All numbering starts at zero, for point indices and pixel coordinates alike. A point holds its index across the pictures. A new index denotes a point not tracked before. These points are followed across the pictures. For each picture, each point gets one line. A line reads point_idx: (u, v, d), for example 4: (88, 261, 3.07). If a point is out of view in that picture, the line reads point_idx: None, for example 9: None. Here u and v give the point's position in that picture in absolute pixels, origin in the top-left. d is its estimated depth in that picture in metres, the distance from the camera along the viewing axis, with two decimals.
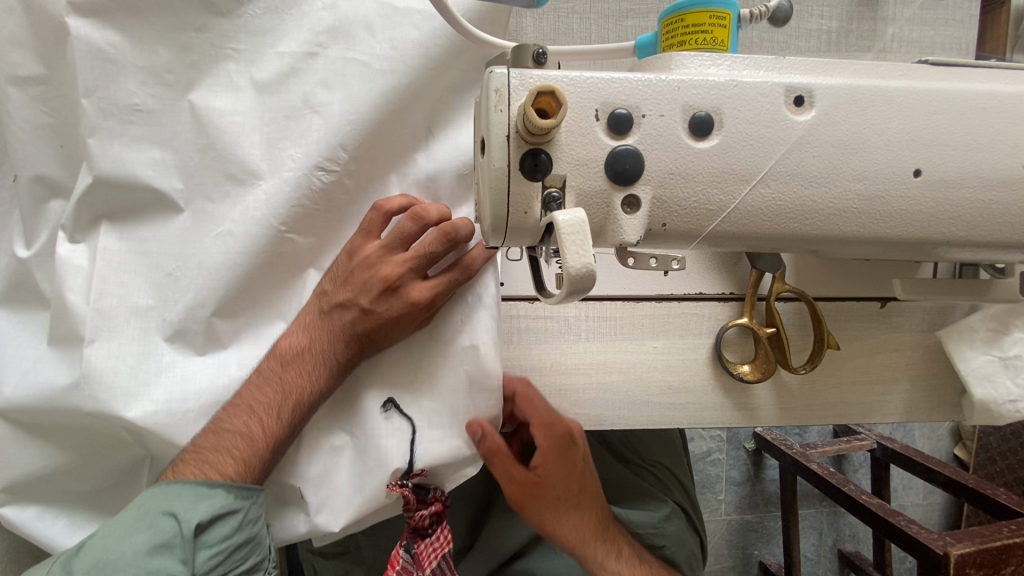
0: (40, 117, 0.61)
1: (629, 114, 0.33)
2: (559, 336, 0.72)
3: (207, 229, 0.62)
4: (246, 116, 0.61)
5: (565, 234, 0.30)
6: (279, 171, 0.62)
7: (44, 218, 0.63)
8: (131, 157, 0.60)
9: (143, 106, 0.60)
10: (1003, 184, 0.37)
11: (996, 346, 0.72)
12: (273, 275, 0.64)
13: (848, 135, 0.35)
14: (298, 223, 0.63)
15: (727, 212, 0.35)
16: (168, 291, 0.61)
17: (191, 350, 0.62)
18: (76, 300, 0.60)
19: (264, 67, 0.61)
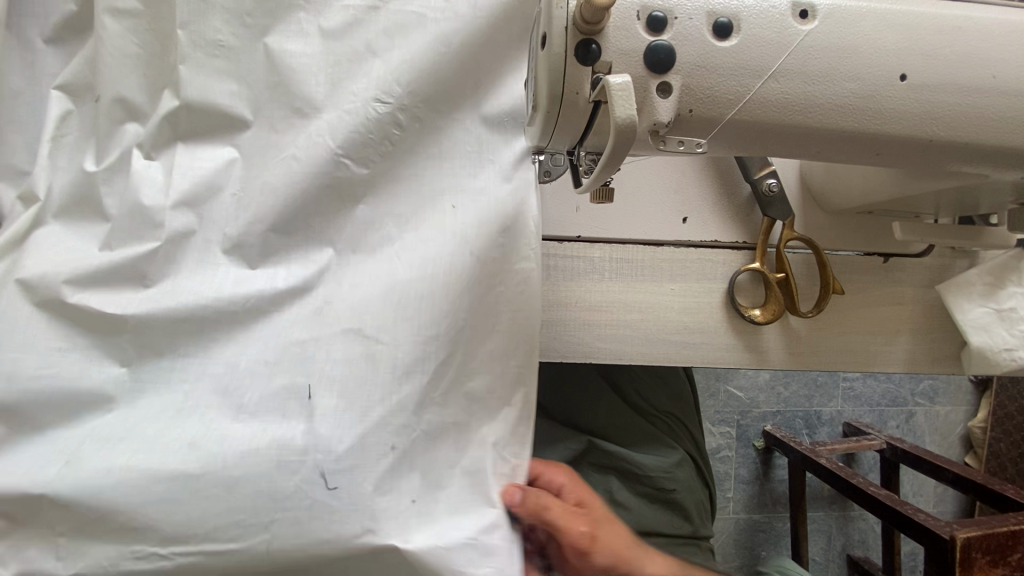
0: (128, 47, 0.65)
1: (664, 16, 0.41)
2: (584, 275, 0.78)
3: (270, 156, 0.65)
4: (313, 58, 0.66)
5: (616, 93, 0.37)
6: (340, 104, 0.65)
7: (119, 138, 0.65)
8: (213, 87, 0.64)
9: (226, 42, 0.65)
10: (977, 91, 0.44)
11: (992, 298, 0.78)
12: (326, 202, 0.65)
13: (844, 42, 0.42)
14: (354, 151, 0.65)
15: (744, 102, 0.43)
16: (230, 208, 0.63)
17: (245, 263, 0.63)
18: (157, 209, 0.62)
19: (331, 17, 0.67)
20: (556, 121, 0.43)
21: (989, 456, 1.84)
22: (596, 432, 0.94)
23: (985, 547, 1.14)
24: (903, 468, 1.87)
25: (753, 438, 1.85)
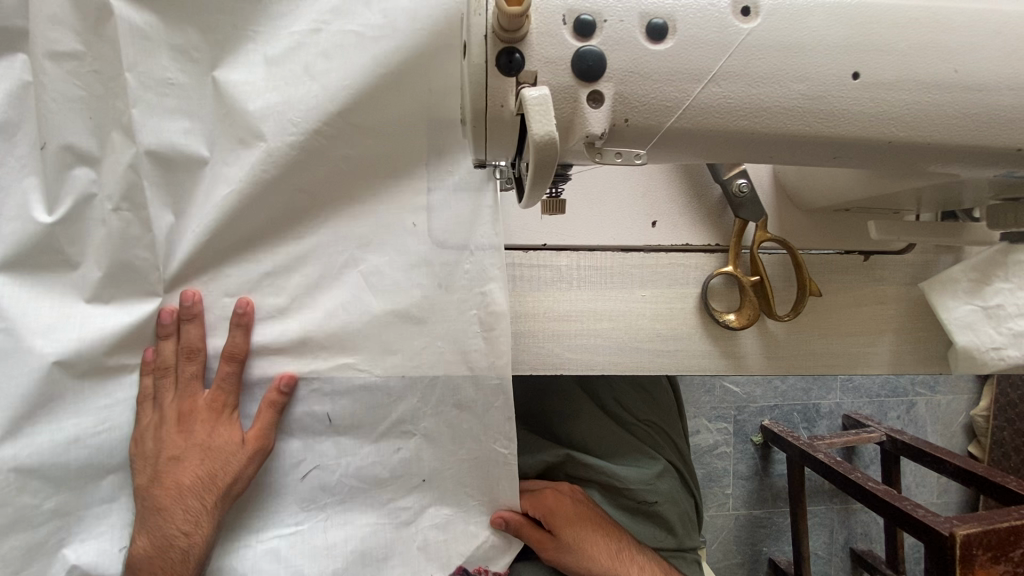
0: (71, 90, 0.65)
1: (592, 20, 0.38)
2: (551, 284, 0.76)
3: (222, 187, 0.70)
4: (256, 84, 0.70)
5: (532, 108, 0.34)
6: (282, 134, 0.70)
7: (69, 183, 0.66)
8: (167, 127, 0.69)
9: (175, 80, 0.68)
10: (938, 87, 0.41)
11: (978, 296, 0.74)
12: (287, 229, 0.73)
13: (790, 41, 0.39)
14: (305, 182, 0.72)
15: (683, 109, 0.40)
16: (208, 252, 0.71)
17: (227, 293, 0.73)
18: (144, 262, 0.70)
19: (275, 44, 0.69)
20: (484, 137, 0.41)
21: (993, 445, 1.80)
22: (574, 443, 0.91)
23: (986, 544, 1.10)
24: (904, 461, 1.83)
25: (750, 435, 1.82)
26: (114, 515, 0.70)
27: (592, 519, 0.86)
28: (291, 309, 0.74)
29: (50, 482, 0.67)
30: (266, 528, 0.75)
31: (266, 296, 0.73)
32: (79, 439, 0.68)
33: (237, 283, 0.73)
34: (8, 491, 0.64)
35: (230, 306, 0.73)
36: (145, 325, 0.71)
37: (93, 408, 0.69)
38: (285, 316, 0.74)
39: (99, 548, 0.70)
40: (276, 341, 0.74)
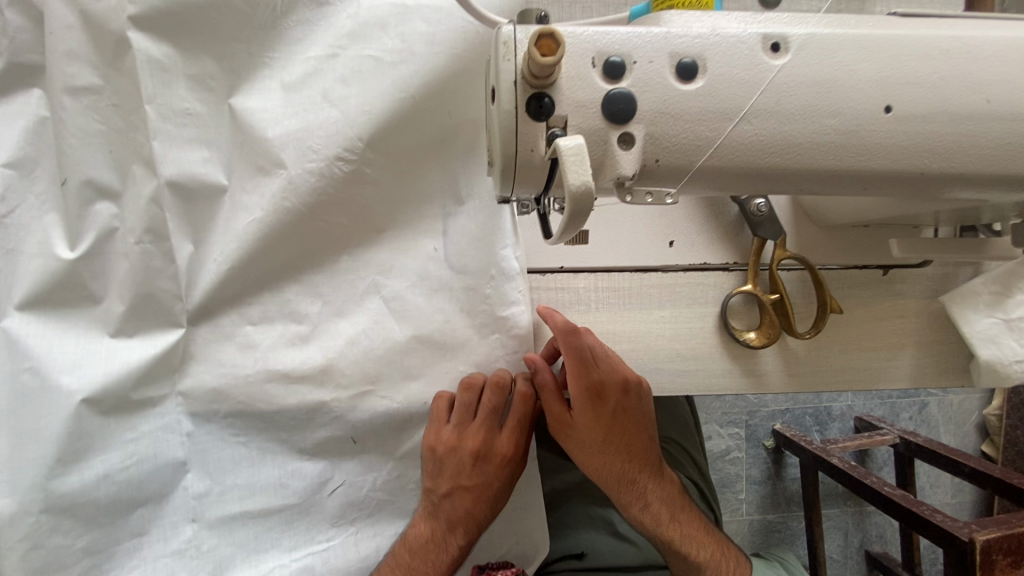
0: (91, 124, 0.65)
1: (622, 61, 0.38)
2: (570, 306, 0.76)
3: (241, 216, 0.70)
4: (274, 112, 0.69)
5: (567, 158, 0.34)
6: (302, 161, 0.69)
7: (91, 219, 0.66)
8: (183, 158, 0.67)
9: (193, 110, 0.67)
10: (971, 118, 0.40)
11: (999, 309, 0.73)
12: (307, 255, 0.73)
13: (823, 75, 0.39)
14: (323, 209, 0.71)
15: (713, 148, 0.39)
16: (228, 281, 0.70)
17: (249, 320, 0.72)
18: (167, 293, 0.69)
19: (291, 70, 0.69)
20: (513, 182, 0.40)
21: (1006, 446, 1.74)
22: None
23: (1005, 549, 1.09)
24: (918, 463, 1.82)
25: (762, 438, 1.81)
26: (145, 549, 0.70)
27: (624, 437, 0.75)
28: (312, 335, 0.73)
29: (80, 519, 0.67)
30: (297, 546, 0.75)
31: (289, 323, 0.73)
32: (108, 473, 0.67)
33: (260, 311, 0.72)
34: (40, 531, 0.64)
35: (252, 334, 0.72)
36: (168, 356, 0.69)
37: (119, 442, 0.68)
38: (306, 344, 0.73)
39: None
40: (298, 369, 0.72)
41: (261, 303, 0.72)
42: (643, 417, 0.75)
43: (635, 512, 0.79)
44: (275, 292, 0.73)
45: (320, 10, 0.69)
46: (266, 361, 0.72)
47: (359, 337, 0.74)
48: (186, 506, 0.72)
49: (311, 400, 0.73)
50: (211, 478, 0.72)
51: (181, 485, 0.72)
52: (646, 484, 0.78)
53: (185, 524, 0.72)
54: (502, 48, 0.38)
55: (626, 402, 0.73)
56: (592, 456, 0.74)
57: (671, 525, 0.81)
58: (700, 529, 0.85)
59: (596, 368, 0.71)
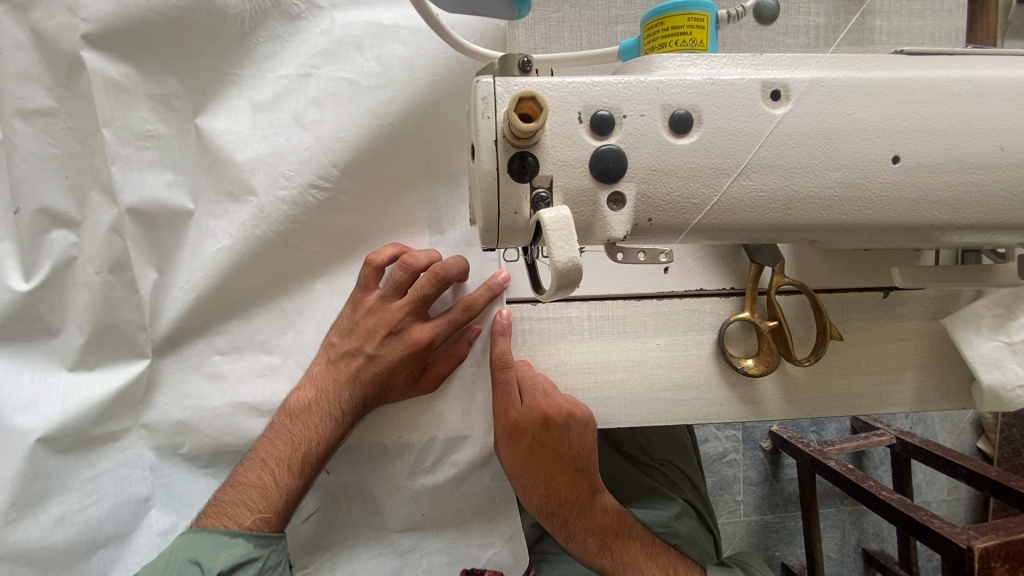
0: (45, 149, 0.63)
1: (610, 116, 0.36)
2: (561, 336, 0.71)
3: (208, 244, 0.68)
4: (242, 133, 0.67)
5: (552, 231, 0.34)
6: (273, 189, 0.67)
7: (46, 249, 0.64)
8: (147, 181, 0.66)
9: (155, 131, 0.65)
10: (979, 167, 0.39)
11: (1003, 331, 0.68)
12: (283, 284, 0.70)
13: (826, 125, 0.37)
14: (299, 237, 0.69)
15: (710, 205, 0.38)
16: (198, 309, 0.69)
17: (217, 349, 0.70)
18: (129, 323, 0.67)
19: (261, 90, 0.67)
20: (498, 242, 0.39)
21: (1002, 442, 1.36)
22: None
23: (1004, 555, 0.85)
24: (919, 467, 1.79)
25: None
26: None
27: (543, 472, 0.72)
28: (283, 366, 0.71)
29: (37, 564, 0.64)
30: None
31: (258, 354, 0.70)
32: (65, 513, 0.66)
33: (227, 341, 0.70)
34: None
35: (220, 365, 0.70)
36: (132, 388, 0.68)
37: (78, 482, 0.66)
38: (275, 376, 0.70)
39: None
40: (268, 403, 0.70)
41: (229, 332, 0.70)
42: (569, 451, 0.71)
43: (558, 538, 0.76)
44: (244, 320, 0.70)
45: (293, 25, 0.66)
46: (234, 393, 0.70)
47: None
48: (151, 544, 0.70)
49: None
50: (178, 512, 0.71)
51: (144, 522, 0.70)
52: (571, 523, 0.74)
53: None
54: (480, 102, 0.36)
55: (545, 437, 0.69)
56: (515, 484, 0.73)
57: (595, 554, 0.75)
58: (649, 559, 0.76)
59: (516, 402, 0.69)
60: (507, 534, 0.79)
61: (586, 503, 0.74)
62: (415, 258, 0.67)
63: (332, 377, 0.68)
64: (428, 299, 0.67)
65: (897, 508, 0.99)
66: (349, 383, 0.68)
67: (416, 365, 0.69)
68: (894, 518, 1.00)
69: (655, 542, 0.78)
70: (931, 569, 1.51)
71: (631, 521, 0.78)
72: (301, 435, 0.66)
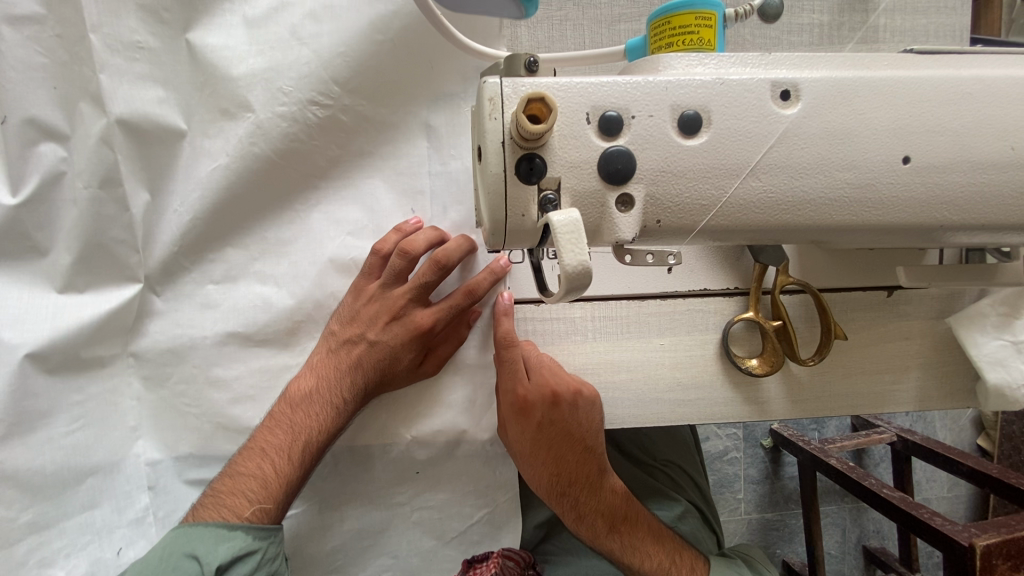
0: (33, 57, 0.61)
1: (619, 116, 0.35)
2: (565, 337, 0.71)
3: (204, 162, 0.68)
4: (237, 49, 0.66)
5: (561, 234, 0.33)
6: (272, 105, 0.67)
7: (34, 161, 0.62)
8: (138, 95, 0.65)
9: (145, 43, 0.65)
10: (991, 167, 0.38)
11: (1007, 330, 0.68)
12: (281, 201, 0.70)
13: (837, 126, 0.37)
14: (296, 156, 0.69)
15: (719, 207, 0.38)
16: (193, 242, 0.69)
17: (206, 276, 0.70)
18: (121, 244, 0.67)
19: (255, 4, 0.66)
20: (505, 244, 0.38)
21: (1002, 439, 1.36)
22: None
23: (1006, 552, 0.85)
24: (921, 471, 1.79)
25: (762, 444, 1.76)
26: (97, 522, 0.69)
27: (553, 450, 0.71)
28: (276, 297, 0.70)
29: (25, 488, 0.64)
30: None
31: (251, 284, 0.70)
32: (51, 437, 0.65)
33: (222, 270, 0.70)
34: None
35: (213, 294, 0.70)
36: (123, 313, 0.68)
37: (65, 405, 0.66)
38: (268, 304, 0.70)
39: (92, 558, 0.68)
40: (261, 332, 0.71)
41: (224, 259, 0.70)
42: (578, 429, 0.69)
43: (568, 522, 0.74)
44: (238, 248, 0.70)
45: None
46: (225, 322, 0.70)
47: (327, 300, 0.71)
48: (138, 475, 0.71)
49: (275, 363, 0.71)
50: (166, 447, 0.72)
51: (131, 453, 0.71)
52: (580, 501, 0.72)
53: (141, 492, 0.71)
54: (487, 103, 0.36)
55: (557, 416, 0.69)
56: (523, 463, 0.72)
57: (604, 537, 0.74)
58: (655, 539, 0.76)
59: (523, 379, 0.69)
60: (499, 496, 0.79)
61: (595, 481, 0.72)
62: (413, 244, 0.66)
63: (334, 357, 0.68)
64: (429, 286, 0.67)
65: (899, 506, 0.98)
66: (350, 370, 0.67)
67: (417, 350, 0.69)
68: (895, 516, 0.99)
69: (662, 528, 0.77)
70: (932, 566, 1.51)
71: (636, 504, 0.76)
72: (302, 425, 0.66)
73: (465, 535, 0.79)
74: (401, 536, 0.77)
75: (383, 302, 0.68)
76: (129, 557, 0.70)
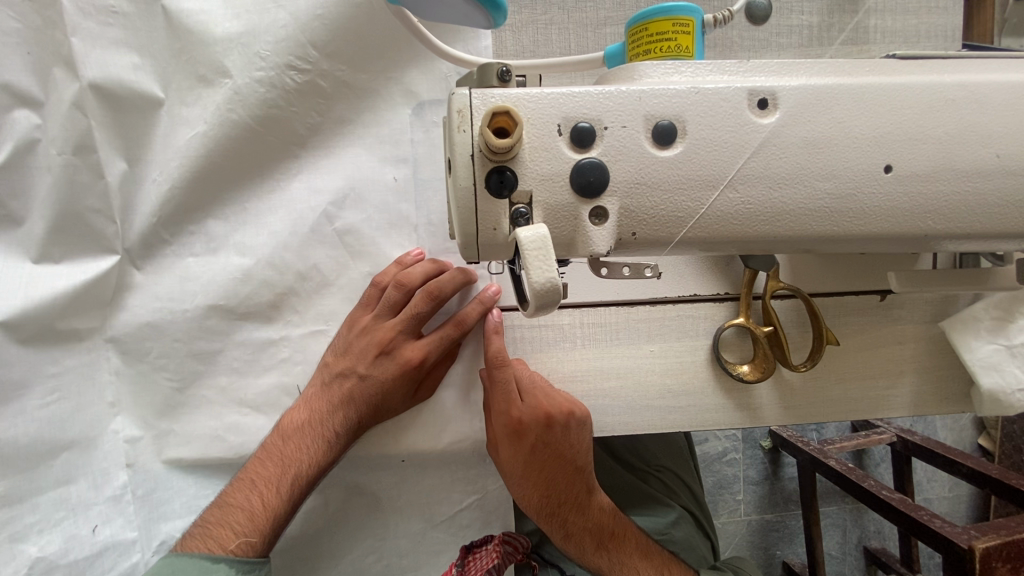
0: (6, 22, 0.60)
1: (591, 127, 0.35)
2: (554, 344, 0.70)
3: (183, 132, 0.67)
4: (212, 10, 0.66)
5: (529, 250, 0.33)
6: (249, 69, 0.66)
7: (8, 128, 0.62)
8: (112, 61, 0.64)
9: (119, 8, 0.64)
10: (977, 174, 0.38)
11: (1002, 334, 0.67)
12: (264, 173, 0.69)
13: (816, 135, 0.36)
14: (275, 125, 0.68)
15: (696, 218, 0.37)
16: (172, 216, 0.68)
17: (188, 250, 0.69)
18: (97, 214, 0.66)
19: None
20: (477, 258, 0.38)
21: (1004, 439, 1.35)
22: None
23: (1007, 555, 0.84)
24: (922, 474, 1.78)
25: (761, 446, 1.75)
26: (73, 499, 0.66)
27: (545, 473, 0.69)
28: (256, 269, 0.69)
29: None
30: None
31: (231, 255, 0.69)
32: (25, 410, 0.64)
33: (203, 242, 0.69)
34: None
35: (192, 267, 0.69)
36: (101, 285, 0.67)
37: (41, 377, 0.64)
38: (249, 278, 0.69)
39: (66, 535, 0.66)
40: (244, 305, 0.69)
41: (205, 231, 0.69)
42: (569, 450, 0.68)
43: (557, 542, 0.73)
44: (222, 223, 0.69)
45: None
46: (206, 296, 0.69)
47: (310, 272, 0.70)
48: (119, 451, 0.69)
49: (257, 338, 0.70)
50: (146, 423, 0.70)
51: (109, 429, 0.69)
52: (569, 522, 0.71)
53: (119, 470, 0.69)
54: (456, 115, 0.35)
55: (550, 437, 0.67)
56: (512, 482, 0.70)
57: (593, 556, 0.73)
58: (643, 557, 0.75)
59: (517, 402, 0.66)
60: (489, 481, 0.76)
61: (584, 501, 0.71)
62: (410, 277, 0.66)
63: (326, 390, 0.67)
64: (423, 318, 0.66)
65: (899, 509, 0.97)
66: (343, 404, 0.66)
67: (409, 383, 0.68)
68: (895, 519, 0.98)
69: (651, 544, 0.76)
70: (934, 567, 1.50)
71: (626, 522, 0.76)
72: (292, 458, 0.65)
73: (454, 519, 0.76)
74: (387, 521, 0.75)
75: (375, 334, 0.67)
76: (105, 536, 0.68)
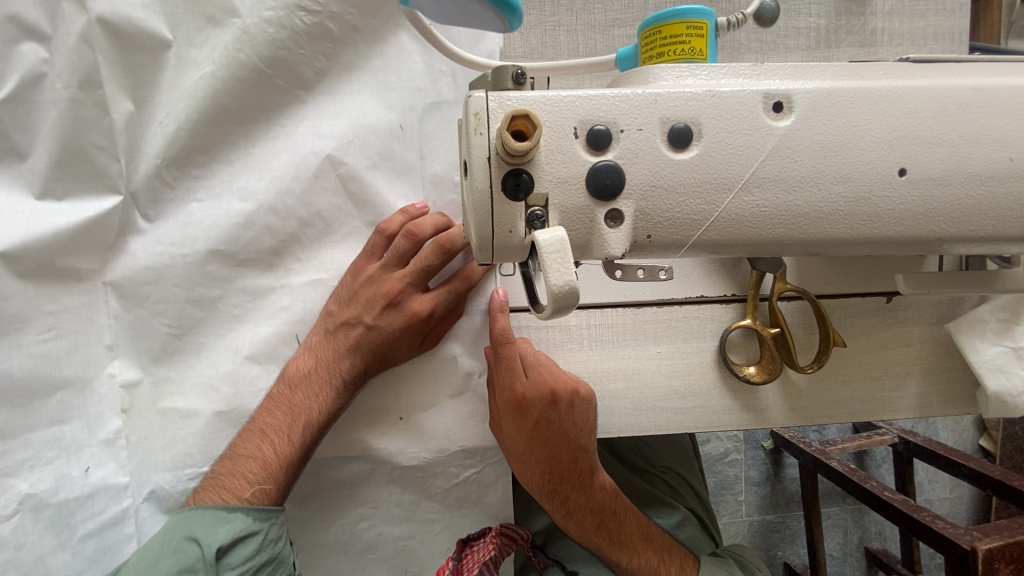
0: None
1: (607, 130, 0.35)
2: (561, 345, 0.70)
3: (189, 72, 0.65)
4: None
5: (547, 253, 0.33)
6: (259, 9, 0.65)
7: (14, 61, 0.60)
8: None
9: None
10: (991, 178, 0.38)
11: (1008, 336, 0.68)
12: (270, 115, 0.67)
13: (832, 138, 0.36)
14: (284, 68, 0.66)
15: (711, 221, 0.37)
16: (180, 160, 0.66)
17: (189, 193, 0.67)
18: (100, 151, 0.64)
19: None
20: (491, 260, 0.38)
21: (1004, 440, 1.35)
22: None
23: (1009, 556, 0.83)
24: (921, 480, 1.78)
25: None
26: (66, 438, 0.64)
27: (548, 449, 0.69)
28: (257, 215, 0.67)
29: None
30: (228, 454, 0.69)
31: (233, 201, 0.67)
32: (21, 344, 0.61)
33: (206, 188, 0.67)
34: None
35: (195, 212, 0.67)
36: (102, 226, 0.64)
37: (38, 314, 0.62)
38: (251, 224, 0.67)
39: (57, 474, 0.64)
40: (244, 251, 0.68)
41: (208, 176, 0.67)
42: (573, 429, 0.67)
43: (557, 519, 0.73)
44: (223, 164, 0.67)
45: None
46: (208, 237, 0.67)
47: (315, 245, 0.69)
48: (113, 396, 0.67)
49: (259, 284, 0.69)
50: (144, 367, 0.68)
51: (106, 372, 0.67)
52: (571, 500, 0.71)
53: (113, 415, 0.67)
54: (473, 118, 0.35)
55: (553, 415, 0.66)
56: (513, 459, 0.69)
57: (591, 534, 0.73)
58: (641, 538, 0.75)
59: (521, 377, 0.66)
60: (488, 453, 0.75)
61: (586, 480, 0.71)
62: (419, 227, 0.66)
63: (333, 339, 0.67)
64: (431, 270, 0.66)
65: (898, 507, 0.98)
66: (350, 353, 0.66)
67: (416, 336, 0.68)
68: (896, 518, 0.98)
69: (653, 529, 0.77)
70: (934, 567, 1.50)
71: (625, 502, 0.76)
72: (300, 413, 0.65)
73: (451, 492, 0.75)
74: (382, 492, 0.74)
75: (382, 283, 0.67)
76: (96, 479, 0.66)
